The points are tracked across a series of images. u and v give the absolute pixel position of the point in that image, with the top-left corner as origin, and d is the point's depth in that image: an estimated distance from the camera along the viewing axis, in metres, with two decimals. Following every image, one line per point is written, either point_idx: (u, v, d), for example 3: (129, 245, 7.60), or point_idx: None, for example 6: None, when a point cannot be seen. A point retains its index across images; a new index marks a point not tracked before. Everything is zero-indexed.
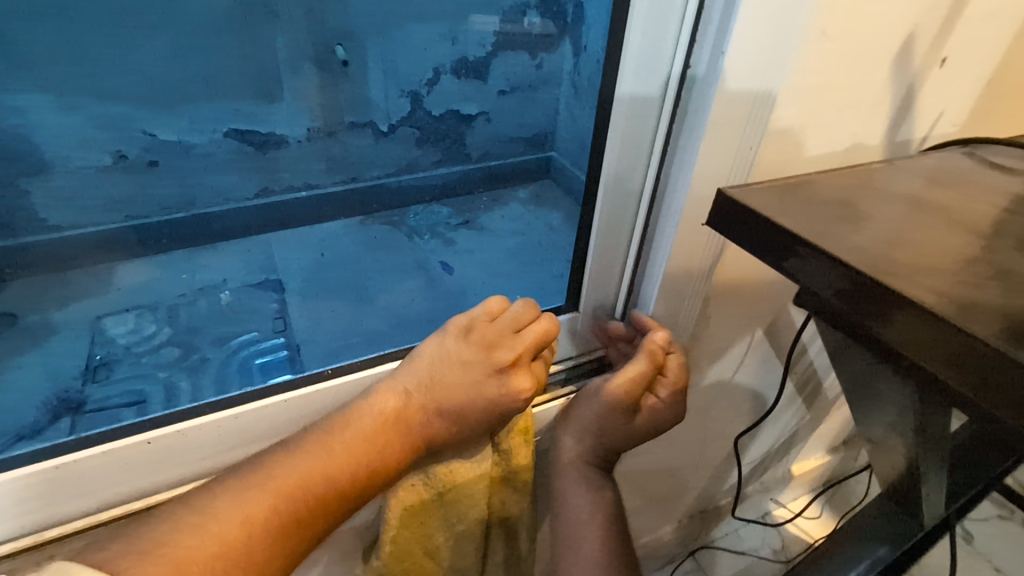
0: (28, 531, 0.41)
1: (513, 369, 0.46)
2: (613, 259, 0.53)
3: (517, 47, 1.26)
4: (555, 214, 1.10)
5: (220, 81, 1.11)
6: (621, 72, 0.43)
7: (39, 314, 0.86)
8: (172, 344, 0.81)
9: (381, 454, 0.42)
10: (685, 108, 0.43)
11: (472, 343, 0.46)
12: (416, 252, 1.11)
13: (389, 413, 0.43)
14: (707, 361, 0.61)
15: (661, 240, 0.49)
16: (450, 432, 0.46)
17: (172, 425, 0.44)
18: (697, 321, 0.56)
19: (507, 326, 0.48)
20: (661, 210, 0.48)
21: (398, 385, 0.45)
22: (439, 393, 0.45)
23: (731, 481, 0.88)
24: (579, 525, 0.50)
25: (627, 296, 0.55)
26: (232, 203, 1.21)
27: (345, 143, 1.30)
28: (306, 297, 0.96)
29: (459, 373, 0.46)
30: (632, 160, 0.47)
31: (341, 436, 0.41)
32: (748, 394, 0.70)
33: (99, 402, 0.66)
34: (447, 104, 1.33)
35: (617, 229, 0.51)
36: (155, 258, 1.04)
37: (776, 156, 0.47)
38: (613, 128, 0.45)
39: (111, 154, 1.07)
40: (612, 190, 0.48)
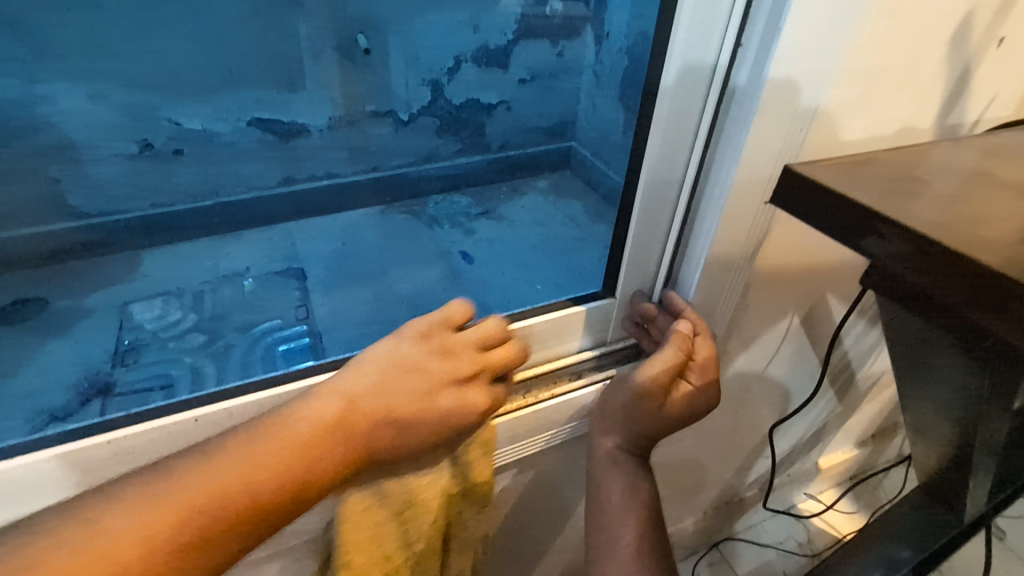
0: None
1: (470, 381, 0.44)
2: (651, 250, 0.52)
3: (540, 36, 1.26)
4: (576, 205, 1.10)
5: (243, 70, 1.12)
6: (664, 68, 0.42)
7: (70, 300, 0.87)
8: (198, 330, 0.82)
9: (310, 466, 0.37)
10: (731, 98, 0.42)
11: (433, 350, 0.43)
12: (437, 241, 1.11)
13: (328, 419, 0.38)
14: (741, 351, 0.61)
15: (704, 224, 0.48)
16: (393, 443, 0.41)
17: (218, 404, 0.45)
18: (736, 308, 0.55)
19: (474, 340, 0.46)
20: (705, 195, 0.47)
21: (342, 388, 0.40)
22: (391, 402, 0.40)
23: (755, 473, 0.87)
24: (617, 517, 0.49)
25: (665, 282, 0.54)
26: (254, 192, 1.22)
27: (367, 132, 1.30)
28: (329, 286, 0.97)
29: (408, 381, 0.41)
30: (674, 154, 0.46)
31: (280, 437, 0.36)
32: (779, 386, 0.69)
33: (129, 386, 0.67)
34: (466, 93, 1.33)
35: (656, 222, 0.50)
36: (179, 247, 1.06)
37: (824, 139, 0.46)
38: (657, 115, 0.44)
39: (137, 142, 1.08)
40: (653, 185, 0.47)
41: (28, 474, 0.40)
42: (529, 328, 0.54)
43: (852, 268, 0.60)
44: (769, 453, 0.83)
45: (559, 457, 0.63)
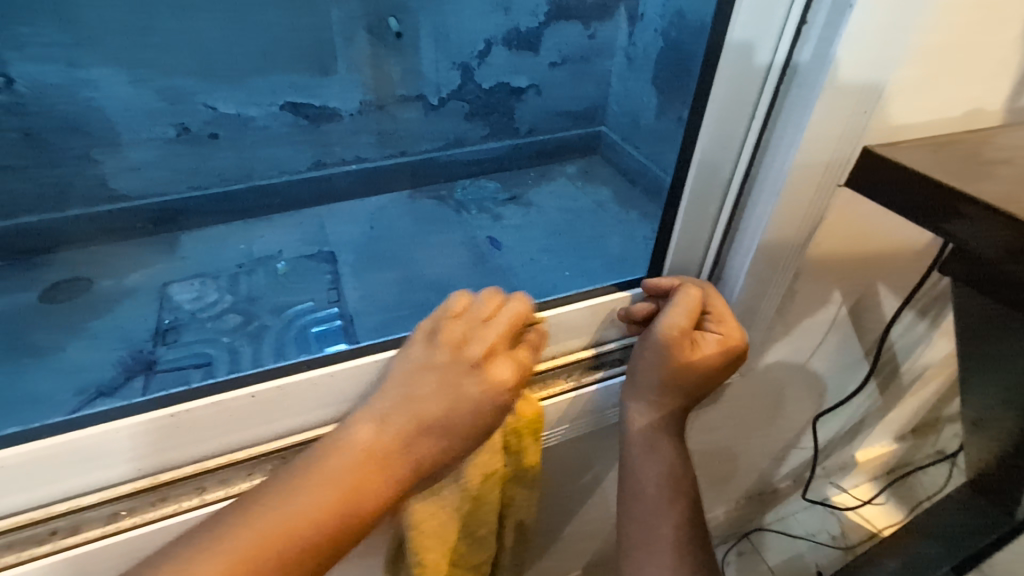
0: (145, 473, 0.44)
1: (487, 361, 0.43)
2: (700, 235, 0.52)
3: (573, 17, 1.26)
4: (606, 190, 1.15)
5: (276, 54, 1.12)
6: (724, 50, 0.41)
7: (113, 280, 0.92)
8: (234, 311, 0.85)
9: (360, 496, 0.38)
10: (792, 79, 0.41)
11: (443, 345, 0.43)
12: (466, 225, 1.11)
13: (361, 450, 0.39)
14: (785, 340, 0.60)
15: (755, 209, 0.47)
16: (438, 448, 0.41)
17: (272, 380, 0.46)
18: (783, 296, 0.54)
19: (480, 316, 0.45)
20: (759, 179, 0.46)
21: (371, 412, 0.41)
22: (416, 410, 0.40)
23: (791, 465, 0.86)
24: (652, 503, 0.49)
25: (712, 268, 0.53)
26: (287, 175, 1.23)
27: (396, 116, 1.30)
28: (360, 269, 0.98)
29: (431, 384, 0.41)
30: (728, 137, 0.45)
31: (321, 471, 0.38)
32: (822, 378, 0.68)
33: (172, 363, 0.69)
34: (496, 77, 1.32)
35: (707, 206, 0.49)
36: (214, 229, 1.09)
37: (888, 123, 0.44)
38: (714, 98, 0.43)
39: (175, 126, 1.10)
40: (706, 169, 0.47)
41: (92, 446, 0.41)
42: (573, 313, 0.54)
43: (905, 258, 0.58)
44: (808, 445, 0.82)
45: (587, 442, 0.64)
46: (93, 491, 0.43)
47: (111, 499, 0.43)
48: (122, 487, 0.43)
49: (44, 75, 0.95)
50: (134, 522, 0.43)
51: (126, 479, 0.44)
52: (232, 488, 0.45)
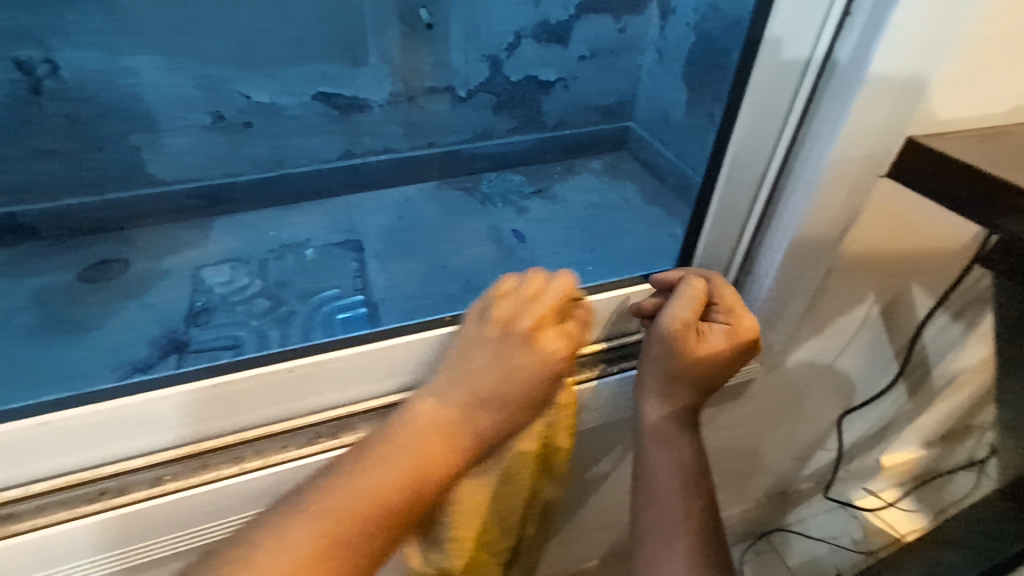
0: (187, 441, 0.49)
1: (534, 332, 0.48)
2: (731, 228, 0.51)
3: (603, 10, 1.27)
4: (632, 185, 1.17)
5: (310, 44, 1.14)
6: (764, 40, 0.41)
7: (148, 262, 0.95)
8: (263, 296, 0.87)
9: (424, 477, 0.43)
10: (833, 69, 0.41)
11: (492, 322, 0.49)
12: (490, 218, 1.12)
13: (429, 421, 0.45)
14: (813, 336, 0.59)
15: (788, 205, 0.47)
16: (492, 422, 0.47)
17: (308, 358, 0.50)
18: (814, 293, 0.53)
19: (547, 299, 0.49)
20: (793, 174, 0.46)
21: (427, 392, 0.47)
22: (472, 382, 0.46)
23: (815, 465, 0.85)
24: (665, 494, 0.48)
25: (741, 263, 0.53)
26: (316, 164, 1.25)
27: (425, 108, 1.31)
28: (384, 258, 0.99)
29: (484, 358, 0.47)
30: (765, 129, 0.45)
31: (401, 446, 0.43)
32: (849, 377, 0.67)
33: (203, 344, 0.71)
34: (525, 70, 1.32)
35: (739, 198, 0.49)
36: (244, 215, 1.12)
37: (931, 116, 0.43)
38: (750, 92, 0.43)
39: (210, 114, 1.13)
40: (740, 158, 0.46)
41: (140, 411, 0.46)
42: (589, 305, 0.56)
43: (943, 258, 0.57)
44: (833, 447, 0.81)
45: (609, 432, 0.66)
46: (139, 456, 0.48)
47: (155, 463, 0.48)
48: (166, 453, 0.48)
49: (88, 61, 0.98)
50: (178, 485, 0.47)
51: (170, 446, 0.49)
52: (269, 458, 0.50)
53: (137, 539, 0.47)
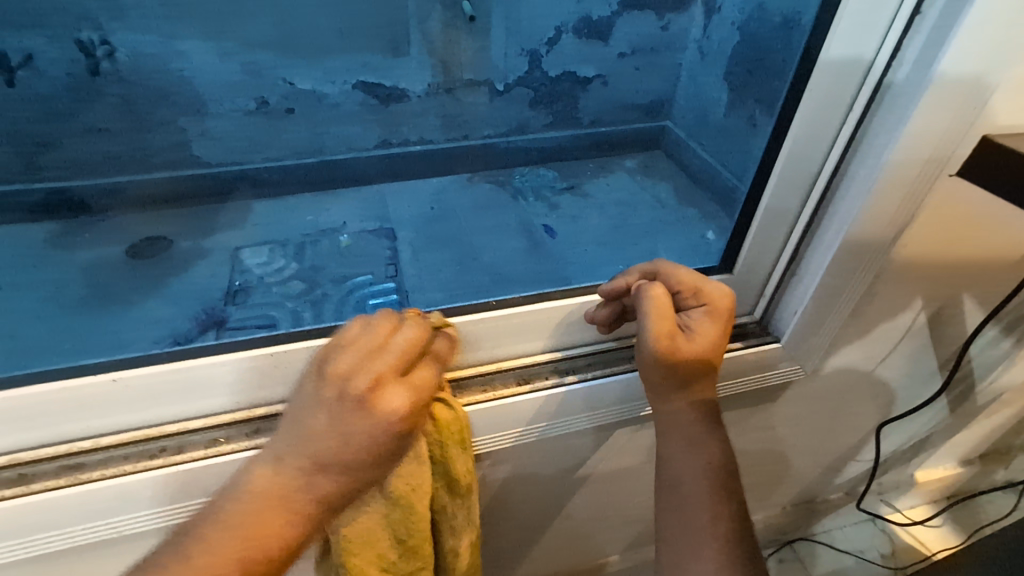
0: (243, 406, 0.48)
1: (374, 391, 0.37)
2: (781, 226, 0.51)
3: (646, 7, 1.26)
4: (666, 187, 1.17)
5: (354, 33, 1.15)
6: (829, 37, 0.41)
7: (190, 241, 0.99)
8: (298, 278, 0.89)
9: (275, 544, 0.36)
10: (899, 68, 0.40)
11: (331, 379, 0.38)
12: (522, 212, 1.13)
13: (261, 489, 0.36)
14: (856, 341, 0.58)
15: (840, 206, 0.47)
16: (337, 486, 0.37)
17: None
18: (862, 296, 0.52)
19: (397, 351, 0.38)
20: (849, 174, 0.46)
21: (267, 451, 0.38)
22: (313, 450, 0.36)
23: (845, 476, 0.84)
24: (690, 498, 0.48)
25: (789, 263, 0.53)
26: (354, 152, 1.27)
27: (463, 100, 1.30)
28: (417, 247, 1.00)
29: (321, 418, 0.37)
30: (824, 125, 0.45)
31: (234, 523, 0.35)
32: (889, 386, 0.66)
33: (239, 321, 0.74)
34: (563, 65, 1.32)
35: (792, 196, 0.49)
36: (282, 200, 1.14)
37: (1002, 120, 0.42)
38: (809, 92, 0.44)
39: (255, 99, 1.16)
40: (796, 155, 0.46)
41: (201, 373, 0.45)
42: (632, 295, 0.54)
43: (998, 270, 0.55)
44: (867, 457, 0.79)
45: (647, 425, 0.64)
46: (196, 418, 0.47)
47: (211, 425, 0.47)
48: (222, 416, 0.47)
49: (143, 44, 1.02)
50: (231, 447, 0.46)
51: (226, 410, 0.48)
52: None
53: (186, 501, 0.46)
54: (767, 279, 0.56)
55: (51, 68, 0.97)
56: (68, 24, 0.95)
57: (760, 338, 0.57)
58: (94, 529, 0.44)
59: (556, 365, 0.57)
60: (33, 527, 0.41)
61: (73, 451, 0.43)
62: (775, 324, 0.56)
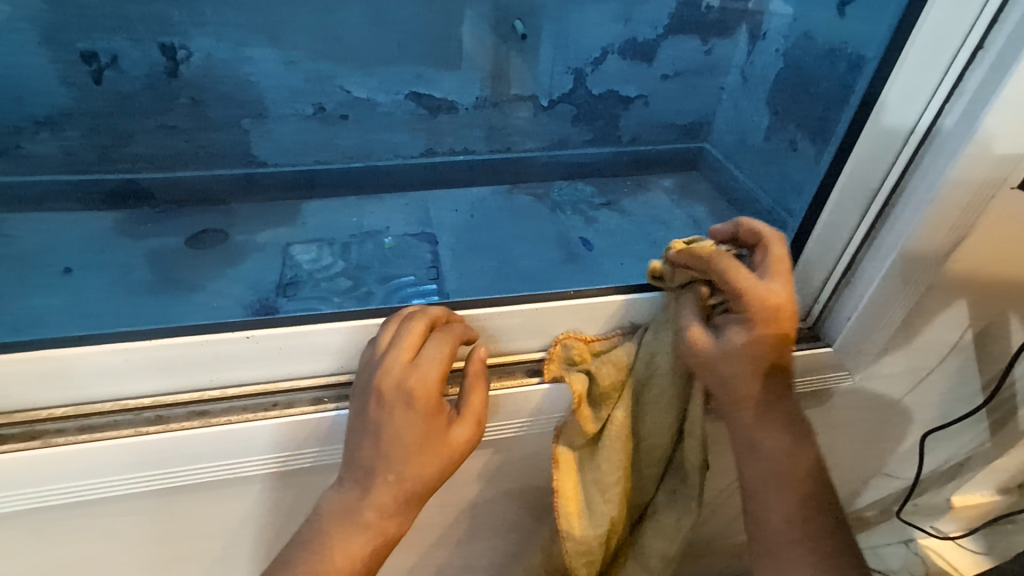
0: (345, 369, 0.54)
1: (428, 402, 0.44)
2: (837, 239, 0.55)
3: (691, 32, 1.29)
4: (702, 208, 1.19)
5: (409, 47, 1.21)
6: (896, 65, 0.47)
7: (244, 235, 1.05)
8: (345, 275, 0.93)
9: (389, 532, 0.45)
10: (960, 97, 0.44)
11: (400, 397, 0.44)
12: (560, 224, 1.16)
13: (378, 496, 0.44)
14: (901, 352, 0.60)
15: (894, 225, 0.51)
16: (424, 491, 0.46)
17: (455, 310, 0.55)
18: (911, 307, 0.55)
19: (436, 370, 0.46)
20: (905, 193, 0.50)
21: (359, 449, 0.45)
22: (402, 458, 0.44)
23: (876, 495, 0.84)
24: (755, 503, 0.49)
25: (840, 277, 0.57)
26: (401, 159, 1.31)
27: (508, 114, 1.33)
28: (457, 252, 1.04)
29: (403, 430, 0.44)
30: (885, 147, 0.49)
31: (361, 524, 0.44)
32: (934, 402, 0.68)
33: (290, 311, 0.78)
34: (607, 85, 1.36)
35: (848, 212, 0.53)
36: (331, 200, 1.19)
37: None
38: (869, 125, 0.49)
39: (313, 105, 1.23)
40: (858, 173, 0.51)
41: (317, 335, 0.51)
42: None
43: None
44: (901, 476, 0.80)
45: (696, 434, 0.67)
46: (306, 378, 0.53)
47: (318, 385, 0.53)
48: (329, 377, 0.54)
49: (215, 50, 1.09)
50: (333, 406, 0.52)
51: (332, 371, 0.54)
52: None
53: (296, 451, 0.52)
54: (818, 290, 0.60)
55: (132, 69, 1.06)
56: (151, 29, 1.03)
57: (812, 342, 0.60)
58: (217, 469, 0.50)
59: None
60: (163, 463, 0.48)
61: (202, 398, 0.50)
62: (827, 330, 0.60)
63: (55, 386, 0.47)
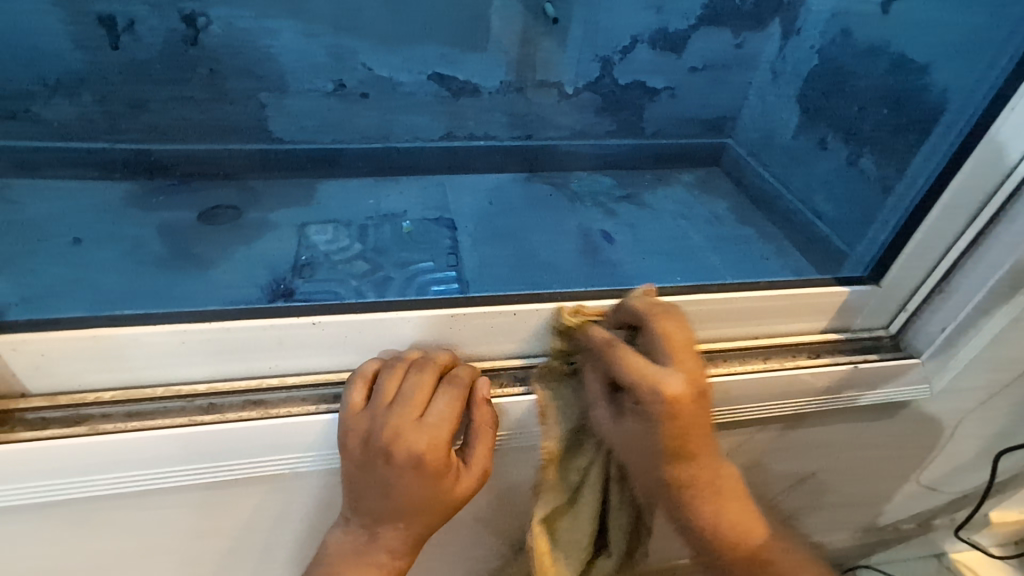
0: None
1: (433, 462, 0.51)
2: (927, 258, 0.62)
3: (725, 25, 1.26)
4: (724, 206, 1.16)
5: (434, 24, 1.17)
6: (1005, 111, 0.52)
7: (259, 213, 1.03)
8: (362, 259, 0.91)
9: (409, 549, 0.55)
10: None
11: (408, 459, 0.50)
12: (579, 215, 1.13)
13: (397, 527, 0.53)
14: (984, 369, 0.67)
15: (994, 243, 0.56)
16: (435, 522, 0.54)
17: (528, 306, 0.61)
18: (1005, 322, 0.61)
19: (441, 434, 0.51)
20: (1005, 224, 0.55)
21: (374, 494, 0.52)
22: (414, 504, 0.52)
23: (917, 510, 0.93)
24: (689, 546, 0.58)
25: (931, 291, 0.64)
26: (421, 142, 1.27)
27: (532, 100, 1.29)
28: (477, 239, 1.01)
29: (413, 483, 0.51)
30: (980, 183, 0.55)
31: (383, 544, 0.54)
32: (1004, 414, 0.75)
33: (308, 293, 0.75)
34: (634, 74, 1.32)
35: (942, 235, 0.60)
36: (348, 180, 1.17)
37: None
38: (982, 143, 0.54)
39: (333, 82, 1.19)
40: (954, 201, 0.57)
41: (390, 326, 0.56)
42: (775, 301, 0.64)
43: None
44: (950, 491, 0.88)
45: (757, 442, 0.74)
46: None
47: None
48: None
49: (237, 19, 1.06)
50: None
51: None
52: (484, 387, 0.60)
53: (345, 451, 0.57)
54: (909, 295, 0.66)
55: (150, 35, 1.02)
56: None
57: (895, 352, 0.68)
58: (272, 464, 0.56)
59: (713, 355, 0.65)
60: (228, 454, 0.54)
61: (260, 388, 0.56)
62: (910, 339, 0.68)
63: (99, 368, 0.51)
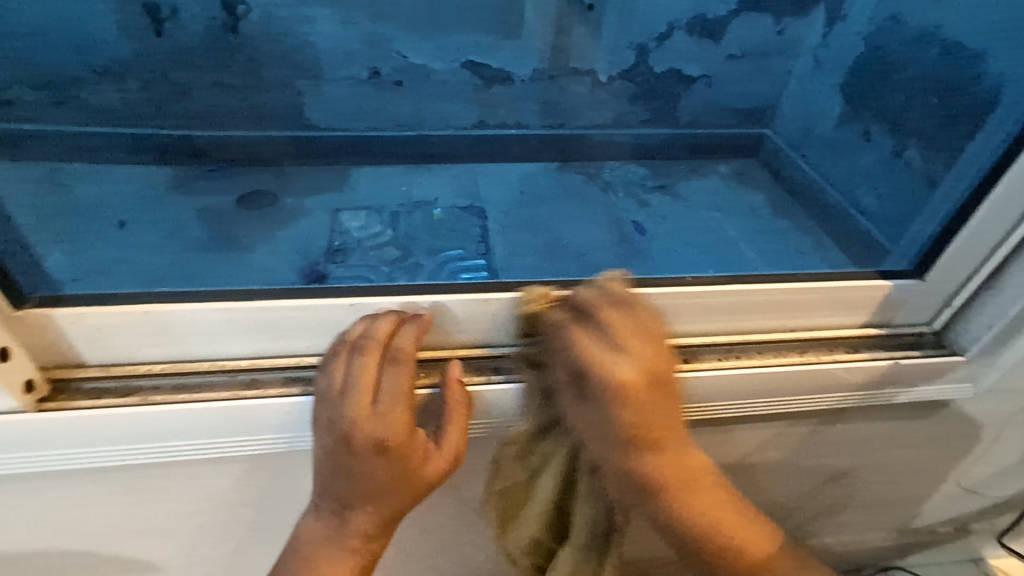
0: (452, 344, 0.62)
1: (395, 443, 0.51)
2: (977, 251, 0.60)
3: (766, 10, 1.22)
4: (759, 198, 1.14)
5: (467, 11, 1.17)
6: None
7: (293, 199, 1.05)
8: (393, 244, 0.92)
9: (382, 531, 0.56)
10: None
11: (366, 442, 0.50)
12: (611, 206, 1.12)
13: (365, 511, 0.54)
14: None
15: None
16: (403, 504, 0.54)
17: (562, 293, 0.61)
18: None
19: (399, 411, 0.51)
20: None
21: (335, 479, 0.52)
22: (376, 486, 0.52)
23: (955, 512, 0.90)
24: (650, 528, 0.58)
25: (978, 285, 0.62)
26: (451, 128, 1.25)
27: (565, 89, 1.26)
28: (506, 228, 1.01)
29: (373, 465, 0.51)
30: None
31: (353, 529, 0.54)
32: None
33: (340, 278, 0.77)
34: (671, 61, 1.27)
35: (994, 226, 0.58)
36: (382, 167, 1.19)
37: None
38: None
39: (367, 70, 1.22)
40: (1008, 190, 0.55)
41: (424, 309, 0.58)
42: (814, 293, 0.63)
43: None
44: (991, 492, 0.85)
45: (788, 437, 0.72)
46: None
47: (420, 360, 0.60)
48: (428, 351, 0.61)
49: (276, 7, 1.10)
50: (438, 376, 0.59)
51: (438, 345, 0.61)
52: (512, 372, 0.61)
53: None
54: (955, 290, 0.64)
55: (192, 23, 1.05)
56: None
57: (937, 348, 0.66)
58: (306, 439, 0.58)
59: (751, 345, 0.64)
60: (265, 427, 0.56)
61: (298, 364, 0.58)
62: (956, 335, 0.65)
63: (148, 342, 0.54)
